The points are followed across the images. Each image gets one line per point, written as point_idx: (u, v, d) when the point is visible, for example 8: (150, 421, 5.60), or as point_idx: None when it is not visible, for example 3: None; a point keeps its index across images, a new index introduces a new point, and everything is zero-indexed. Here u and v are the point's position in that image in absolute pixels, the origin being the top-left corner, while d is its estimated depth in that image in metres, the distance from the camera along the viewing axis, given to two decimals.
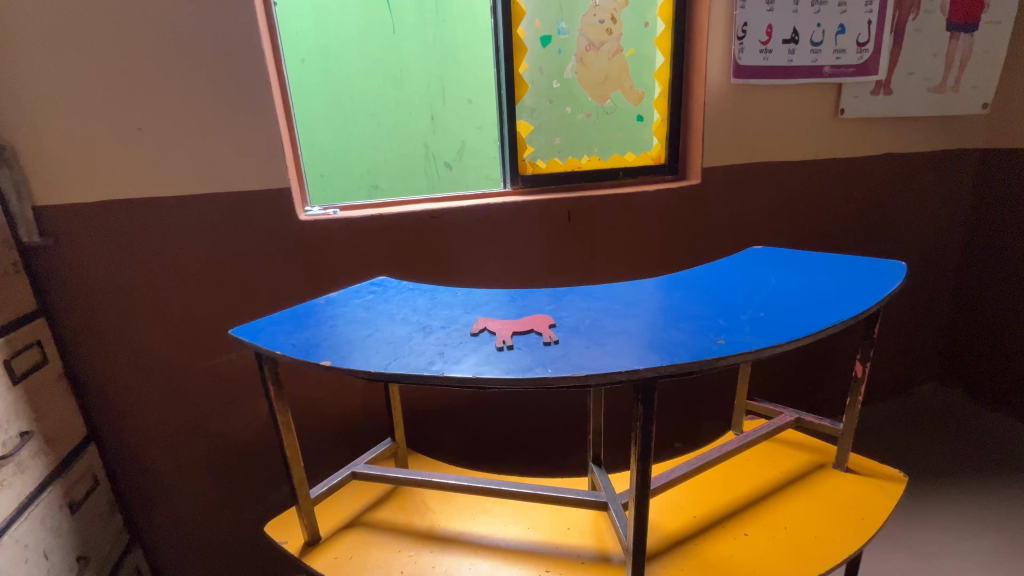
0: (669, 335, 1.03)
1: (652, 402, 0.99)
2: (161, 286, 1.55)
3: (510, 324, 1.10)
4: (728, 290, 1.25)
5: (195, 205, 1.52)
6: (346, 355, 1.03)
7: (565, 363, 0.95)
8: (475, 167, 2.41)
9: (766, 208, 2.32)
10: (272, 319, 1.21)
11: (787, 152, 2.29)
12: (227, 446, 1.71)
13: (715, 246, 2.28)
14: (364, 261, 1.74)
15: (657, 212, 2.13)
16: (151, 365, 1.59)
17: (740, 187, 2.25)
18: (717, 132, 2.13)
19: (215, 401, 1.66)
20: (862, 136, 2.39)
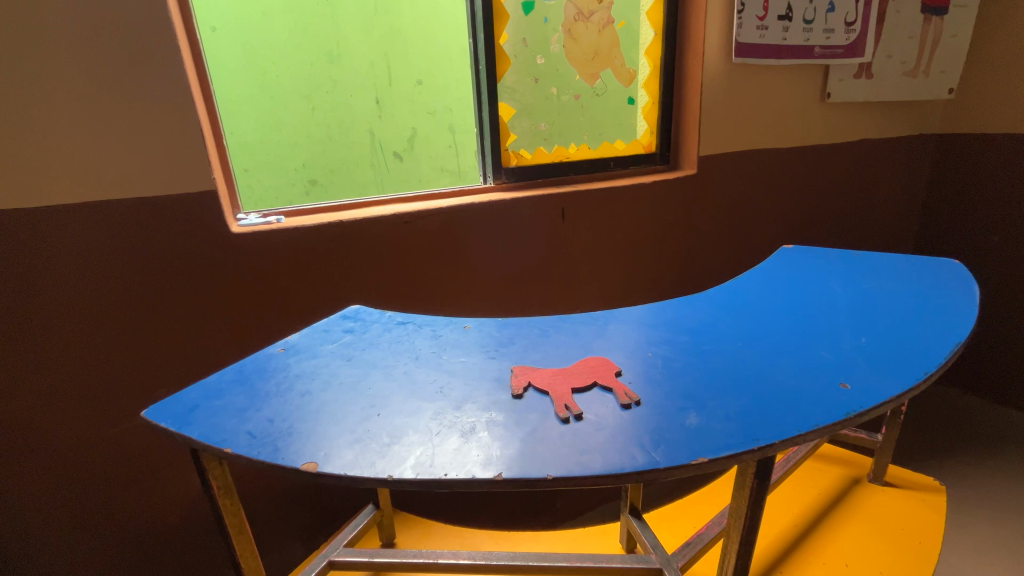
0: (780, 380, 0.78)
1: (769, 473, 0.74)
2: (26, 340, 1.07)
3: (564, 379, 0.80)
4: (797, 305, 1.03)
5: (75, 221, 1.06)
6: (338, 448, 0.68)
7: (672, 439, 0.66)
8: (430, 157, 2.04)
9: (759, 198, 2.18)
10: (209, 391, 0.82)
11: (779, 140, 2.14)
12: (147, 538, 1.27)
13: (710, 242, 2.10)
14: (323, 284, 1.36)
15: (657, 205, 1.89)
16: (16, 452, 1.11)
17: (735, 175, 2.07)
18: (713, 116, 1.93)
19: (124, 486, 1.22)
20: (847, 121, 2.29)
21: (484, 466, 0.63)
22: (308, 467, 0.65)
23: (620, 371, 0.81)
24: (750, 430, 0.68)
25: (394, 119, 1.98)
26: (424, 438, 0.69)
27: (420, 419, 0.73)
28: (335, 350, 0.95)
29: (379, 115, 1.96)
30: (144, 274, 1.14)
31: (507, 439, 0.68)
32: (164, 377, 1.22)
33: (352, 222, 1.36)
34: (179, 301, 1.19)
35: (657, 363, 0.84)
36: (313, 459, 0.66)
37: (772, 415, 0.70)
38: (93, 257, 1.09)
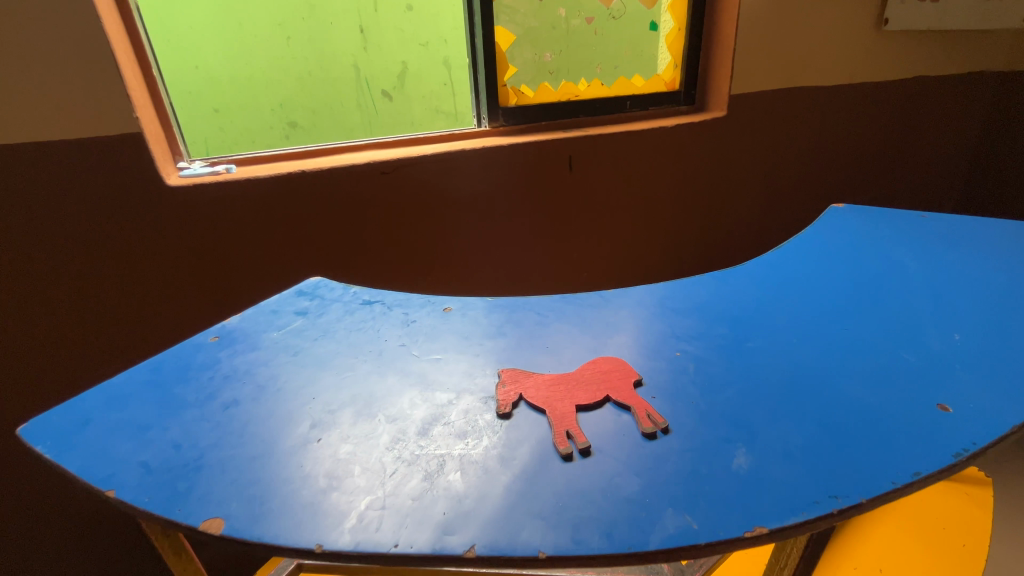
0: (856, 397, 0.58)
1: None
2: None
3: (567, 391, 0.60)
4: (863, 284, 0.81)
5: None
6: (258, 495, 0.50)
7: (714, 493, 0.47)
8: (422, 99, 1.57)
9: (813, 151, 1.72)
10: (110, 399, 0.64)
11: (822, 80, 1.64)
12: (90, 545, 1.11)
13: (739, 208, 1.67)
14: (283, 247, 1.13)
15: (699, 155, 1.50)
16: None
17: (783, 121, 1.64)
18: (755, 44, 1.51)
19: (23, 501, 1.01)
20: (919, 55, 1.71)
21: (450, 533, 0.45)
22: (211, 527, 0.47)
23: (639, 381, 0.62)
24: (824, 480, 0.48)
25: (378, 44, 1.49)
26: (374, 482, 0.51)
27: (372, 450, 0.54)
28: (280, 340, 0.76)
29: (364, 45, 1.47)
30: (59, 237, 0.94)
31: (485, 483, 0.50)
32: (96, 360, 1.03)
33: (313, 171, 1.11)
34: (109, 269, 1.00)
35: (688, 368, 0.64)
36: (222, 512, 0.49)
37: (852, 455, 0.51)
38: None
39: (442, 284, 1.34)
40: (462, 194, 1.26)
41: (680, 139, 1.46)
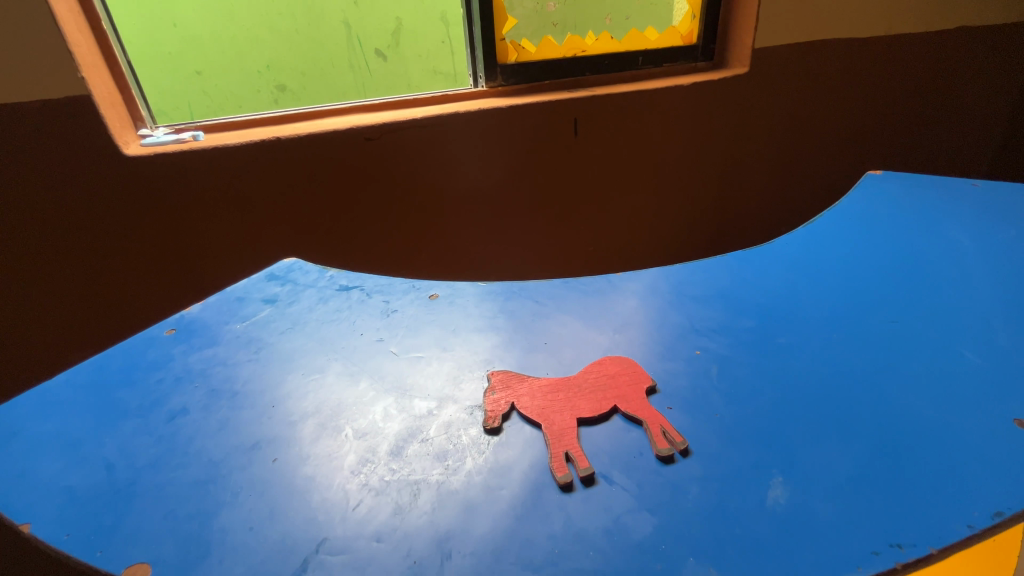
0: (914, 410, 0.48)
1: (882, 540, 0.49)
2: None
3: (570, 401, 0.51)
4: (913, 268, 0.70)
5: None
6: (196, 533, 0.42)
7: (746, 538, 0.39)
8: (421, 63, 1.19)
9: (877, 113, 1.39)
10: (41, 405, 0.56)
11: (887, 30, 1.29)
12: None
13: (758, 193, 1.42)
14: (259, 223, 1.04)
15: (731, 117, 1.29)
16: None
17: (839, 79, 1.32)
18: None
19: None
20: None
21: None
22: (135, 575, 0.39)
23: (653, 388, 0.52)
24: (881, 521, 0.39)
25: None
26: (333, 517, 0.42)
27: (336, 473, 0.46)
28: (243, 333, 0.67)
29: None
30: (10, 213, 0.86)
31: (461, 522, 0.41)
32: (64, 343, 0.97)
33: (287, 140, 0.99)
34: (66, 251, 0.91)
35: (711, 371, 0.55)
36: (150, 555, 0.41)
37: (915, 487, 0.41)
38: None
39: (433, 263, 1.24)
40: (455, 164, 1.14)
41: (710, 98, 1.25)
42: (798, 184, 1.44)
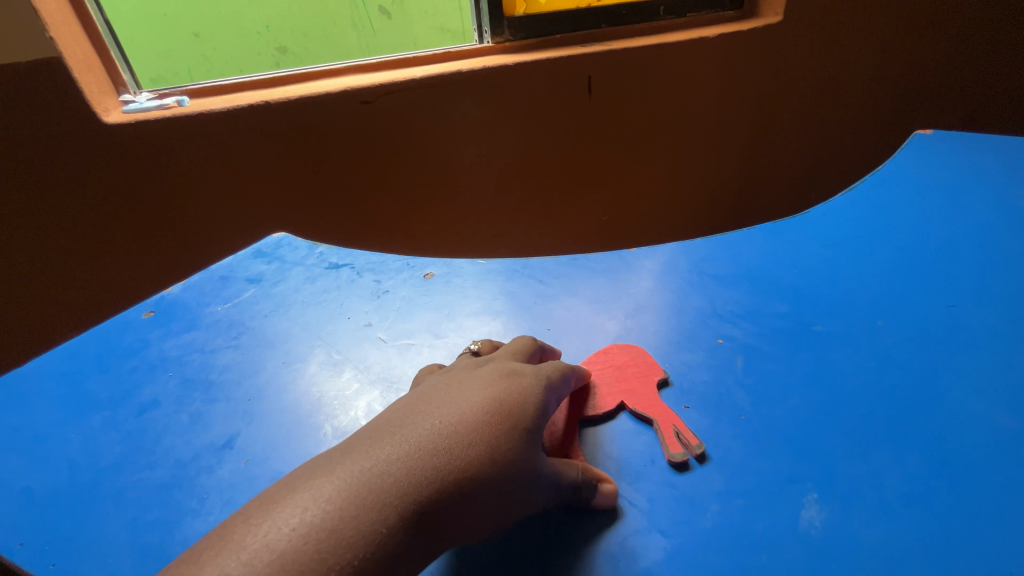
0: (977, 415, 0.42)
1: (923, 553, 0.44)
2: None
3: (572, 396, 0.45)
4: (974, 246, 0.61)
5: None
6: (157, 544, 0.38)
7: (773, 568, 0.33)
8: (427, 20, 1.09)
9: (935, 68, 1.23)
10: (7, 395, 0.52)
11: None
12: None
13: (783, 159, 1.31)
14: (248, 195, 0.98)
15: (761, 74, 1.17)
16: None
17: (891, 27, 1.16)
18: None
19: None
20: None
21: None
22: None
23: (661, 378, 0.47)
24: (935, 551, 0.33)
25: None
26: None
27: None
28: (224, 316, 0.62)
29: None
30: None
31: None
32: (59, 318, 0.96)
33: (275, 105, 0.91)
34: (51, 225, 0.88)
35: (736, 364, 0.48)
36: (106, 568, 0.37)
37: (978, 513, 0.35)
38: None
39: (436, 235, 1.18)
40: (456, 130, 1.06)
41: (738, 53, 1.13)
42: (833, 148, 1.31)
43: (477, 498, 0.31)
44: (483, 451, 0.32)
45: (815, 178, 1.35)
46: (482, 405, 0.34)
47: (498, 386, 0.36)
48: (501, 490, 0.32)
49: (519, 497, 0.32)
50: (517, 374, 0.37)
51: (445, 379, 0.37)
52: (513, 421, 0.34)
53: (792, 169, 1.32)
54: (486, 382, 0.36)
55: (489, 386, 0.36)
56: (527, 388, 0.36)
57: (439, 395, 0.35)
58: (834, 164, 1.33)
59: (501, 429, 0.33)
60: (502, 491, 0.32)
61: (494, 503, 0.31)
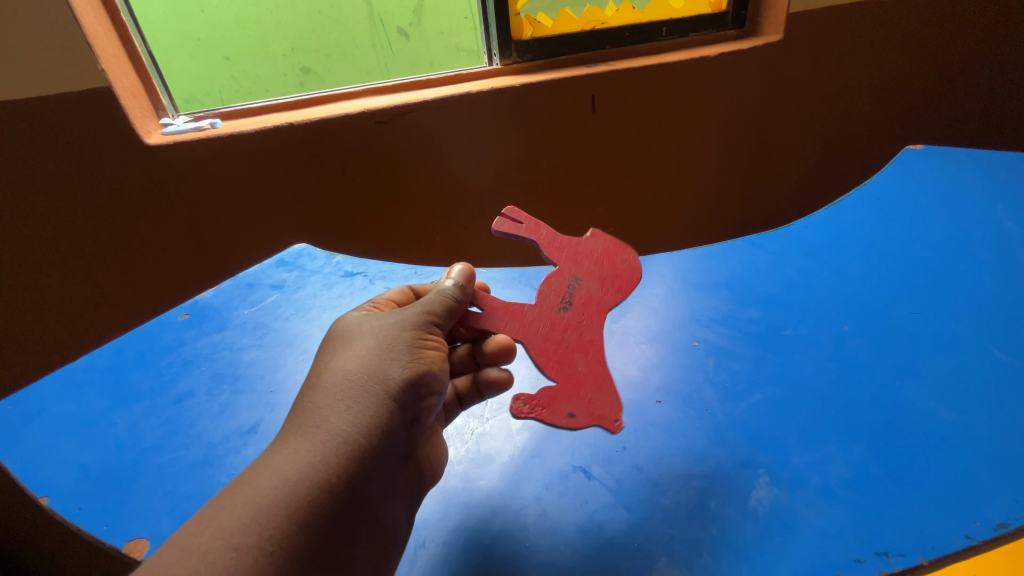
0: (926, 411, 0.45)
1: None
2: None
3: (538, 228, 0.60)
4: (942, 254, 0.65)
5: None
6: (194, 511, 0.45)
7: (722, 539, 0.38)
8: (443, 40, 1.15)
9: (926, 83, 1.28)
10: (64, 387, 0.60)
11: None
12: None
13: (784, 173, 1.35)
14: (273, 209, 1.06)
15: (761, 90, 1.21)
16: None
17: (886, 45, 1.20)
18: None
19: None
20: None
21: None
22: (135, 550, 0.42)
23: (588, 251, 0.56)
24: (869, 526, 0.37)
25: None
26: None
27: None
28: (250, 318, 0.69)
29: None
30: (43, 202, 0.91)
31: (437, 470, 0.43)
32: (100, 322, 1.04)
33: (299, 126, 0.99)
34: (97, 236, 0.97)
35: (707, 364, 0.53)
36: (151, 530, 0.44)
37: (914, 495, 0.39)
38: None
39: (447, 245, 1.24)
40: (466, 146, 1.12)
41: (738, 72, 1.17)
42: (831, 160, 1.35)
43: (355, 407, 0.36)
44: (387, 378, 0.38)
45: (814, 189, 1.39)
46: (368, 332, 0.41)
47: (342, 328, 0.43)
48: (365, 393, 0.37)
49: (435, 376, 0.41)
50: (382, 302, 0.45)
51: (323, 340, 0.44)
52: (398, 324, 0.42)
53: (792, 180, 1.36)
54: (336, 328, 0.44)
55: (339, 331, 0.43)
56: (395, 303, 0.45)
57: (334, 351, 0.41)
58: (830, 176, 1.37)
59: (348, 352, 0.40)
60: (369, 395, 0.37)
61: (367, 403, 0.37)
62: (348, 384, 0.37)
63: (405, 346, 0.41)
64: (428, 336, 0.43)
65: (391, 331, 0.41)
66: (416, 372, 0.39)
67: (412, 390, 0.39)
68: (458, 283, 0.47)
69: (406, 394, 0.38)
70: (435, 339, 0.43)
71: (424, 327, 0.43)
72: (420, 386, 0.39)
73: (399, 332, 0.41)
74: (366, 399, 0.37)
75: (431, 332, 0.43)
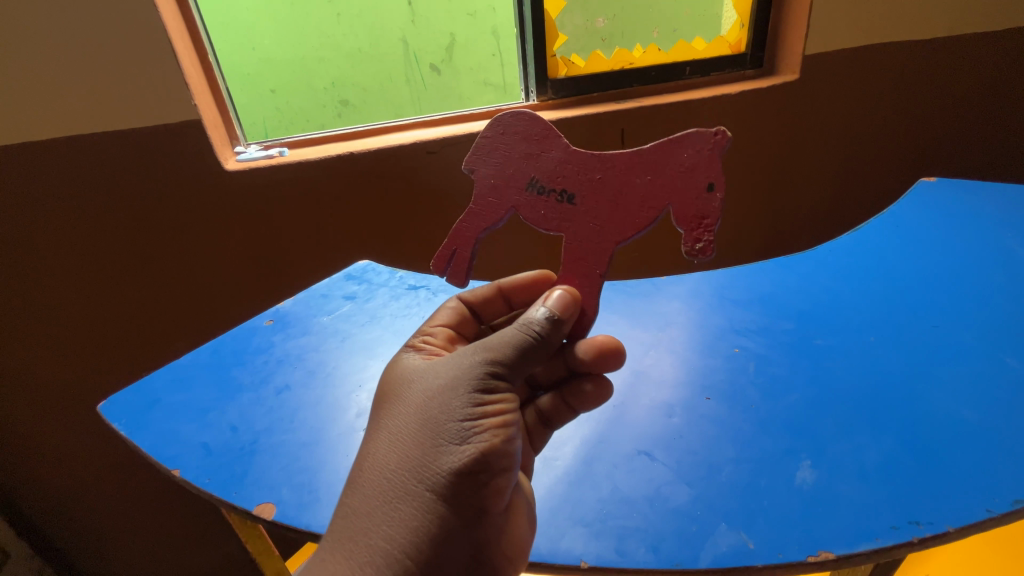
0: (948, 411, 0.51)
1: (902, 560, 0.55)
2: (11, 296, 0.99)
3: (456, 235, 0.61)
4: (959, 274, 0.71)
5: (34, 155, 0.91)
6: (309, 482, 0.52)
7: (773, 509, 0.44)
8: (472, 75, 1.27)
9: (933, 117, 1.37)
10: (175, 379, 0.68)
11: (945, 34, 1.26)
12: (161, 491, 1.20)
13: (805, 203, 1.42)
14: (334, 231, 1.16)
15: (783, 123, 1.29)
16: (47, 399, 1.06)
17: (893, 83, 1.30)
18: None
19: (90, 474, 1.14)
20: None
21: None
22: (263, 513, 0.49)
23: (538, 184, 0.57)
24: (902, 501, 0.43)
25: (423, 7, 1.16)
26: None
27: None
28: (330, 324, 0.78)
29: (411, 15, 1.17)
30: (137, 217, 1.01)
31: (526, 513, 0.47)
32: (170, 330, 1.11)
33: (361, 154, 1.10)
34: (179, 249, 1.06)
35: (748, 367, 0.60)
36: (273, 498, 0.51)
37: (938, 476, 0.45)
38: (65, 198, 0.95)
39: None
40: None
41: (760, 107, 1.27)
42: (848, 188, 1.43)
43: (413, 500, 0.41)
44: (448, 470, 0.41)
45: (832, 214, 1.46)
46: (433, 411, 0.43)
47: (409, 388, 0.46)
48: (419, 482, 0.41)
49: (501, 459, 0.43)
50: (461, 358, 0.46)
51: (395, 394, 0.47)
52: (467, 400, 0.43)
53: (813, 206, 1.43)
54: (404, 390, 0.46)
55: (406, 395, 0.46)
56: (469, 362, 0.45)
57: (402, 423, 0.44)
58: (849, 205, 1.45)
59: (408, 435, 0.43)
60: (422, 493, 0.41)
61: (415, 495, 0.41)
62: (403, 480, 0.41)
63: (456, 433, 0.42)
64: (485, 409, 0.43)
65: (445, 414, 0.43)
66: (466, 464, 0.41)
67: (464, 477, 0.41)
68: (551, 311, 0.47)
69: (458, 487, 0.41)
70: (496, 408, 0.44)
71: (482, 400, 0.43)
72: (474, 470, 0.41)
73: (453, 415, 0.43)
74: (420, 498, 0.41)
75: (489, 402, 0.44)
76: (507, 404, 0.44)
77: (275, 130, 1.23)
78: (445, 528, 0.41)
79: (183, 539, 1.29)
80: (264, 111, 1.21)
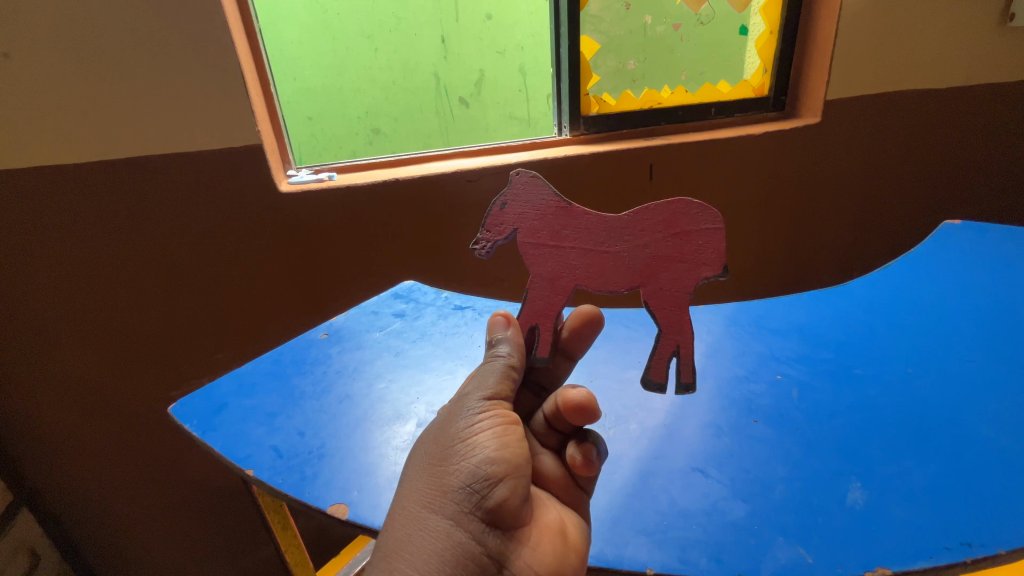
0: (988, 439, 0.53)
1: None
2: (64, 311, 0.99)
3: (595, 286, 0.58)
4: (988, 312, 0.74)
5: (103, 173, 0.93)
6: (378, 486, 0.55)
7: (826, 526, 0.46)
8: (500, 109, 1.36)
9: (949, 160, 1.41)
10: (241, 386, 0.72)
11: (957, 84, 1.33)
12: (192, 497, 1.22)
13: (828, 240, 1.46)
14: (376, 256, 1.17)
15: (808, 162, 1.34)
16: (88, 411, 1.07)
17: (911, 127, 1.35)
18: (870, 42, 1.24)
19: (132, 480, 1.16)
20: None
21: None
22: (337, 512, 0.52)
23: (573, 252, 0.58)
24: (953, 523, 0.45)
25: (456, 44, 1.26)
26: None
27: None
28: (383, 340, 0.81)
29: (445, 52, 1.26)
30: (189, 236, 1.02)
31: (566, 532, 0.44)
32: (211, 346, 1.11)
33: (405, 180, 1.12)
34: (226, 267, 1.07)
35: (792, 394, 0.62)
36: (344, 499, 0.54)
37: (986, 501, 0.47)
38: (124, 216, 0.97)
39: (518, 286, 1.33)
40: None
41: (786, 147, 1.31)
42: (869, 224, 1.46)
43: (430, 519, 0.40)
44: (457, 480, 0.41)
45: (855, 248, 1.49)
46: (438, 434, 0.45)
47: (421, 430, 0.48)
48: (434, 503, 0.40)
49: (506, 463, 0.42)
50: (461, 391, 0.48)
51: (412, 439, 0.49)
52: (466, 416, 0.45)
53: (836, 240, 1.46)
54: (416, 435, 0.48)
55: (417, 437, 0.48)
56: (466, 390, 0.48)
57: (416, 455, 0.45)
58: (870, 243, 1.49)
59: (411, 466, 0.44)
60: (437, 509, 0.40)
61: (431, 515, 0.40)
62: (413, 504, 0.41)
63: (455, 447, 0.43)
64: (482, 421, 0.44)
65: (449, 434, 0.44)
66: (468, 475, 0.41)
67: (472, 488, 0.40)
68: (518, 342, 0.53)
69: (465, 504, 0.40)
70: (493, 419, 0.44)
71: (475, 416, 0.44)
72: (481, 479, 0.40)
73: (454, 433, 0.44)
74: (429, 520, 0.40)
75: (482, 417, 0.44)
76: (502, 418, 0.45)
77: (307, 154, 1.28)
78: (462, 548, 0.39)
79: (214, 550, 1.29)
80: (299, 135, 1.27)
